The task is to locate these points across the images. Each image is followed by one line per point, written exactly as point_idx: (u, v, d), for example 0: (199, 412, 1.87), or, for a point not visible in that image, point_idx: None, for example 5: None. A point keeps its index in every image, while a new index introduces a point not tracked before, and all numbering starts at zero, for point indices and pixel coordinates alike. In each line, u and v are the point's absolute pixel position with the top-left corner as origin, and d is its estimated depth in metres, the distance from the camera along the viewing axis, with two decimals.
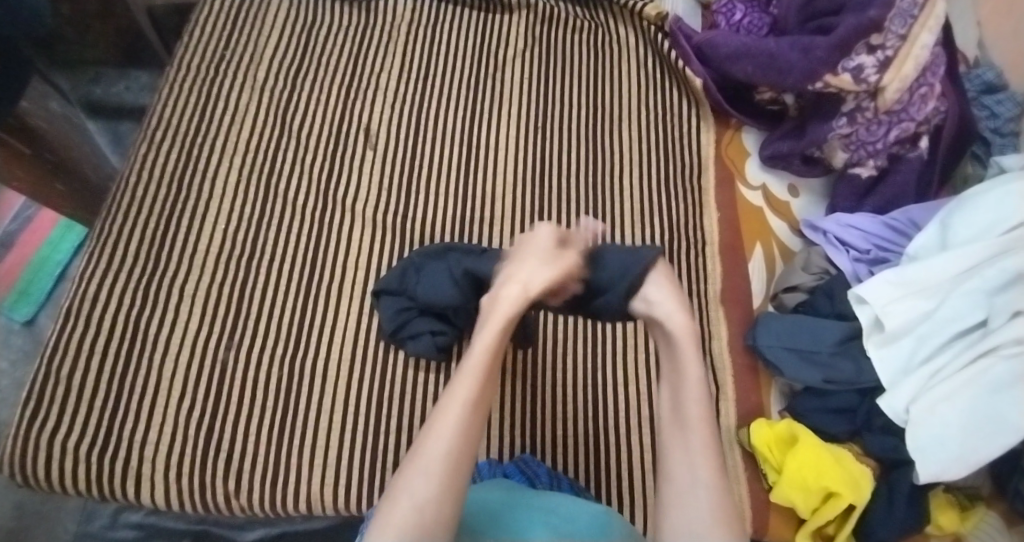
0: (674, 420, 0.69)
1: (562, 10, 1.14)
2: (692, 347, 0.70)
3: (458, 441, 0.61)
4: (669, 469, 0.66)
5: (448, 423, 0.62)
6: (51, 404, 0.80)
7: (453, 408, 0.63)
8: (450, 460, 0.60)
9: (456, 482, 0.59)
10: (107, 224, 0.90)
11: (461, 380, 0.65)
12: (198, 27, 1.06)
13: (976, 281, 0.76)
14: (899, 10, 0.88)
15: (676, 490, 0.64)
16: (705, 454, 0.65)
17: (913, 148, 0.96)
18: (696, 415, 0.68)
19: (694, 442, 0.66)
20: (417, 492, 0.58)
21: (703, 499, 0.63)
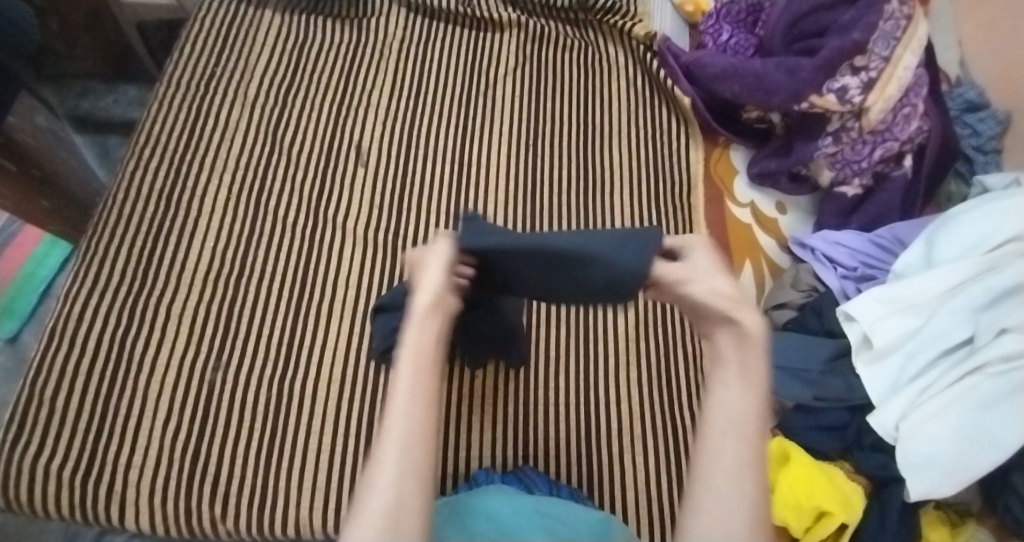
0: (729, 418, 0.55)
1: (552, 29, 1.14)
2: (757, 349, 0.57)
3: (412, 437, 0.54)
4: (706, 473, 0.54)
5: (397, 412, 0.55)
6: (34, 425, 0.78)
7: (401, 396, 0.56)
8: (409, 458, 0.53)
9: (424, 480, 0.53)
10: (93, 241, 0.88)
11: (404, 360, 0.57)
12: (188, 43, 1.05)
13: (963, 299, 0.78)
14: (882, 32, 0.90)
15: (706, 500, 0.53)
16: (755, 467, 0.53)
17: (897, 166, 0.97)
18: (750, 421, 0.55)
19: (746, 454, 0.53)
20: (382, 494, 0.51)
21: (743, 519, 0.51)
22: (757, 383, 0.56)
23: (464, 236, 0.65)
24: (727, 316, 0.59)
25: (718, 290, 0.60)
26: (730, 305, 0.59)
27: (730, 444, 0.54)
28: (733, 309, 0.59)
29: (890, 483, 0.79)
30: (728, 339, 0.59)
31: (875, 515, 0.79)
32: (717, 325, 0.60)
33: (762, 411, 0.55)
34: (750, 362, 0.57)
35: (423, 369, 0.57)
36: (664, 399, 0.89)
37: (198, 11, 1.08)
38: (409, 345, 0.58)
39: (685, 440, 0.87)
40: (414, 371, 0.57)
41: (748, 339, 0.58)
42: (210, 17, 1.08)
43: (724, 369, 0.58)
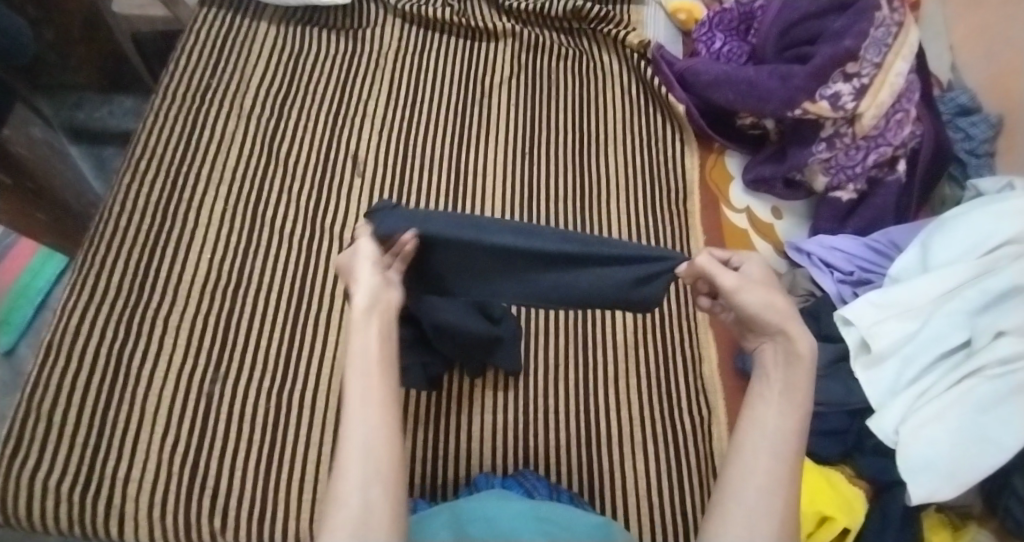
0: (765, 432, 0.54)
1: (546, 38, 1.15)
2: (804, 371, 0.57)
3: (378, 434, 0.52)
4: (739, 484, 0.53)
5: (354, 409, 0.53)
6: (31, 439, 0.78)
7: (359, 392, 0.54)
8: (373, 454, 0.51)
9: (394, 477, 0.51)
10: (90, 254, 0.88)
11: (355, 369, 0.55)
12: (183, 54, 1.05)
13: (958, 303, 0.78)
14: (874, 39, 0.91)
15: (734, 510, 0.52)
16: (788, 485, 0.53)
17: (891, 171, 0.98)
18: (788, 442, 0.54)
19: (780, 471, 0.53)
20: (352, 492, 0.49)
21: (771, 531, 0.50)
22: (799, 405, 0.56)
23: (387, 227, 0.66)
24: (784, 332, 0.58)
25: (771, 301, 0.59)
26: (785, 319, 0.58)
27: (766, 462, 0.53)
28: (789, 325, 0.58)
29: (891, 487, 0.79)
30: (777, 354, 0.59)
31: (877, 519, 0.79)
32: (769, 337, 0.60)
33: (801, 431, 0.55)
34: (793, 378, 0.57)
35: (373, 362, 0.55)
36: (664, 405, 0.89)
37: (193, 23, 1.08)
38: (357, 342, 0.56)
39: (686, 446, 0.87)
40: (368, 366, 0.55)
41: (797, 358, 0.58)
42: (205, 29, 1.08)
43: (767, 384, 0.58)
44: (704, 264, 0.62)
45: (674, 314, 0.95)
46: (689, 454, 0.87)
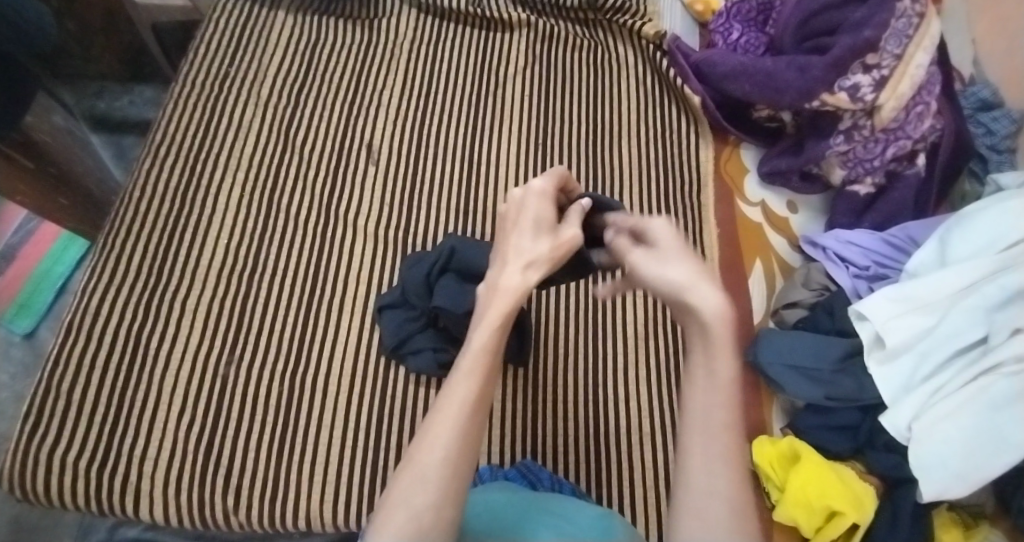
0: (695, 418, 0.47)
1: (561, 28, 1.15)
2: (723, 338, 0.47)
3: (458, 446, 0.48)
4: (682, 479, 0.47)
5: (450, 413, 0.48)
6: (51, 418, 0.79)
7: (457, 395, 0.49)
8: (447, 468, 0.47)
9: (458, 490, 0.47)
10: (110, 238, 0.90)
11: (457, 376, 0.50)
12: (203, 44, 1.06)
13: (975, 299, 0.77)
14: (893, 30, 0.89)
15: (680, 515, 0.46)
16: (728, 464, 0.46)
17: (910, 165, 0.96)
18: (720, 415, 0.47)
19: (716, 451, 0.46)
20: (413, 501, 0.46)
21: (721, 525, 0.45)
22: (724, 376, 0.47)
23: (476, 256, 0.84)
24: (688, 307, 0.49)
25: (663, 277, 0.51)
26: (687, 293, 0.49)
27: (699, 450, 0.46)
28: (689, 294, 0.49)
29: (903, 484, 0.79)
30: (691, 330, 0.49)
31: (886, 516, 0.79)
32: (680, 311, 0.50)
33: (736, 401, 0.47)
34: (715, 346, 0.48)
35: (481, 361, 0.50)
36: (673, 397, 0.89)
37: (213, 12, 1.10)
38: (482, 334, 0.51)
39: None
40: (472, 366, 0.50)
41: (710, 326, 0.48)
42: (224, 19, 1.09)
43: (690, 355, 0.49)
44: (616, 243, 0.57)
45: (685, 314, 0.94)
46: None
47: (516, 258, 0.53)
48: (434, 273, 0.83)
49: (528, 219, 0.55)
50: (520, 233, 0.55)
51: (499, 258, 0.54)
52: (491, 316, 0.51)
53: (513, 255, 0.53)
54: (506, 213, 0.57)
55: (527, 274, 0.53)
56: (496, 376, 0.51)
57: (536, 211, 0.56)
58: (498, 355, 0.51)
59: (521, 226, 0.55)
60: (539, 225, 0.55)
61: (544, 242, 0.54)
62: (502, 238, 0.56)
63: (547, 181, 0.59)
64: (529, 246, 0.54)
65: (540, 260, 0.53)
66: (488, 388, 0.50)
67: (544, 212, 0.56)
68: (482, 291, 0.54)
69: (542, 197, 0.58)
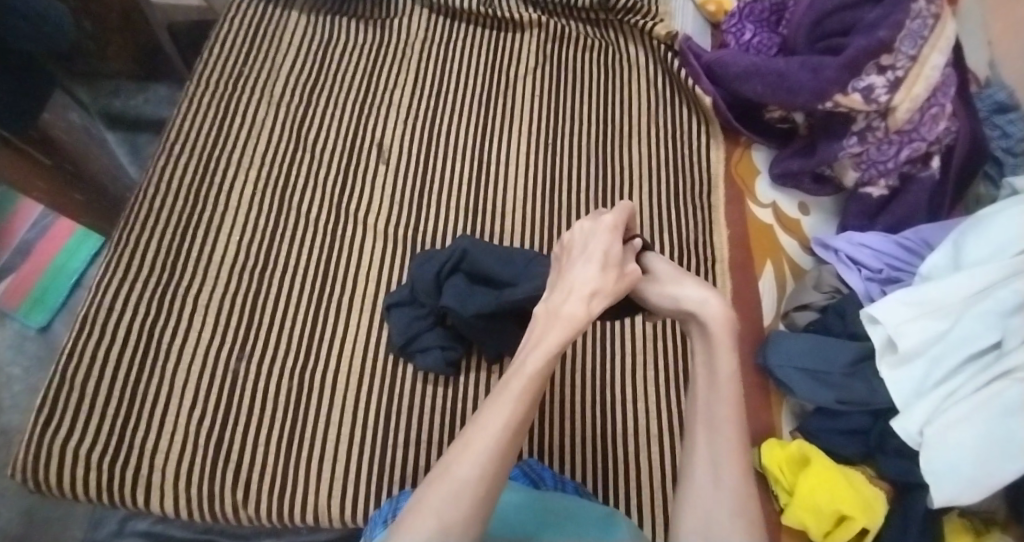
0: (701, 416, 0.59)
1: (573, 29, 1.15)
2: (724, 343, 0.60)
3: (495, 466, 0.50)
4: (692, 466, 0.58)
5: (492, 430, 0.50)
6: (64, 410, 0.80)
7: (500, 415, 0.51)
8: (482, 485, 0.49)
9: (485, 509, 0.49)
10: (125, 234, 0.91)
11: (504, 397, 0.52)
12: (217, 43, 1.07)
13: (989, 303, 0.76)
14: (909, 31, 0.88)
15: (693, 497, 0.57)
16: (730, 453, 0.57)
17: (925, 167, 0.95)
18: (723, 412, 0.58)
19: (720, 441, 0.57)
20: (444, 512, 0.48)
21: (724, 502, 0.56)
22: (724, 381, 0.59)
23: (479, 259, 0.83)
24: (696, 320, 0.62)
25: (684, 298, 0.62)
26: (693, 311, 0.62)
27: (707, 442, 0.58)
28: (696, 311, 0.61)
29: (914, 489, 0.78)
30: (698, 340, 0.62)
31: (897, 520, 0.78)
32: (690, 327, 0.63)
33: (736, 401, 0.59)
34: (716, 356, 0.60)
35: (529, 387, 0.53)
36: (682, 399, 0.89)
37: (228, 11, 1.11)
38: (535, 360, 0.53)
39: None
40: (520, 391, 0.52)
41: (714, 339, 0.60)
42: (239, 18, 1.10)
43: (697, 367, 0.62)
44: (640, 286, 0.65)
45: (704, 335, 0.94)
46: None
47: (580, 288, 0.57)
48: (444, 273, 0.83)
49: (598, 252, 0.59)
50: (583, 264, 0.58)
51: (563, 286, 0.58)
52: (548, 341, 0.54)
53: (577, 285, 0.57)
54: (571, 243, 0.61)
55: (590, 305, 0.57)
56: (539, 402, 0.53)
57: (605, 246, 0.59)
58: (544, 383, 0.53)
59: (589, 258, 0.59)
60: (608, 261, 0.59)
61: (608, 277, 0.58)
62: (567, 266, 0.60)
63: (621, 217, 0.61)
64: (595, 278, 0.57)
65: (602, 294, 0.57)
66: (530, 412, 0.53)
67: (614, 249, 0.60)
68: (539, 311, 0.57)
69: (610, 233, 0.61)
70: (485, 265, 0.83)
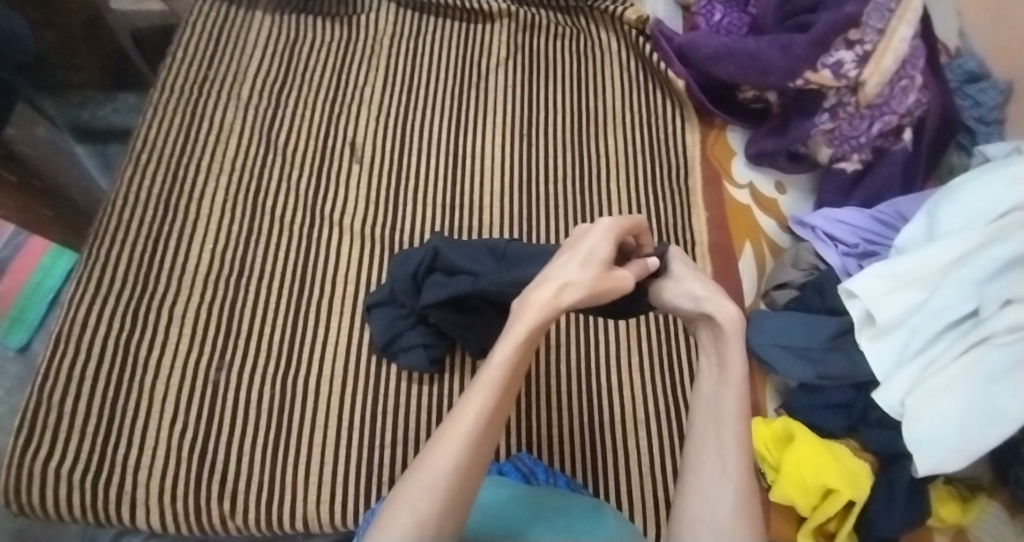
0: (710, 411, 0.59)
1: (543, 17, 1.14)
2: (735, 340, 0.59)
3: (468, 458, 0.50)
4: (698, 461, 0.57)
5: (463, 423, 0.51)
6: (44, 430, 0.79)
7: (472, 406, 0.51)
8: (457, 475, 0.49)
9: (462, 502, 0.49)
10: (96, 248, 0.90)
11: (475, 390, 0.52)
12: (181, 48, 1.06)
13: (966, 270, 0.76)
14: (876, 4, 0.89)
15: (696, 488, 0.56)
16: (739, 449, 0.56)
17: (897, 140, 0.96)
18: (731, 407, 0.58)
19: (728, 436, 0.57)
20: (418, 506, 0.48)
21: (727, 499, 0.55)
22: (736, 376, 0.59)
23: (450, 254, 0.81)
24: (706, 315, 0.61)
25: (698, 299, 0.61)
26: (706, 306, 0.60)
27: (714, 435, 0.57)
28: (707, 305, 0.60)
29: (897, 460, 0.79)
30: (708, 338, 0.61)
31: (883, 492, 0.79)
32: (698, 323, 0.62)
33: (746, 397, 0.58)
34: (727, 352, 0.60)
35: (501, 380, 0.53)
36: (666, 386, 0.90)
37: (190, 15, 1.09)
38: (505, 352, 0.53)
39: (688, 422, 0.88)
40: (490, 384, 0.52)
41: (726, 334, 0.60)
42: (202, 22, 1.09)
43: (707, 364, 0.61)
44: (655, 288, 0.63)
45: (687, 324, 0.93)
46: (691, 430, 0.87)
47: (553, 279, 0.56)
48: (421, 272, 0.83)
49: (583, 249, 0.57)
50: (565, 260, 0.57)
51: (543, 278, 0.57)
52: (518, 331, 0.54)
53: (552, 276, 0.56)
54: (569, 242, 0.60)
55: (560, 296, 0.55)
56: (512, 391, 0.54)
57: (593, 243, 0.58)
58: (516, 374, 0.54)
59: (573, 254, 0.57)
60: (594, 259, 0.57)
61: (587, 273, 0.56)
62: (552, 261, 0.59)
63: (622, 221, 0.59)
64: (569, 272, 0.56)
65: (574, 287, 0.55)
66: (504, 405, 0.53)
67: (602, 247, 0.57)
68: (515, 303, 0.56)
69: (607, 234, 0.58)
70: (464, 256, 0.81)
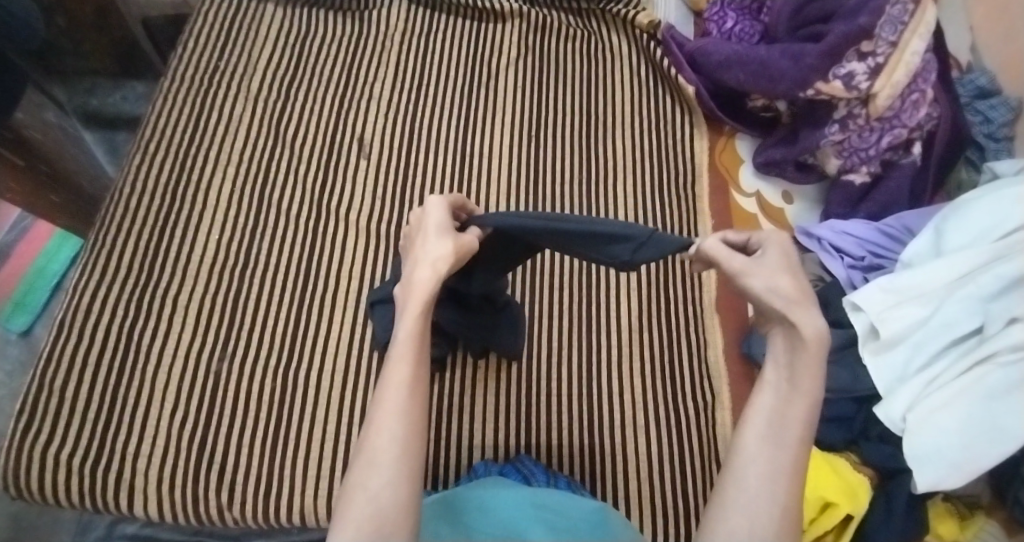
0: (767, 425, 0.53)
1: (554, 19, 1.14)
2: (813, 358, 0.54)
3: (405, 428, 0.50)
4: (743, 473, 0.52)
5: (391, 397, 0.52)
6: (45, 415, 0.80)
7: (393, 380, 0.52)
8: (400, 448, 0.50)
9: (415, 471, 0.50)
10: (101, 235, 0.90)
11: (391, 365, 0.53)
12: (192, 38, 1.06)
13: (972, 288, 0.76)
14: (889, 17, 0.88)
15: (736, 500, 0.52)
16: (792, 475, 0.52)
17: (906, 154, 0.95)
18: (793, 429, 0.53)
19: (785, 459, 0.52)
20: (369, 486, 0.48)
21: (769, 521, 0.50)
22: (806, 394, 0.54)
23: None
24: (790, 321, 0.55)
25: (775, 288, 0.57)
26: (789, 307, 0.55)
27: (767, 451, 0.52)
28: (795, 310, 0.55)
29: (898, 474, 0.79)
30: (784, 338, 0.56)
31: (881, 506, 0.79)
32: (776, 324, 0.57)
33: (809, 418, 0.53)
34: (799, 366, 0.55)
35: (412, 347, 0.54)
36: (666, 392, 0.89)
37: (201, 6, 1.09)
38: (407, 323, 0.55)
39: (688, 428, 0.87)
40: (404, 352, 0.53)
41: (802, 343, 0.55)
42: (213, 12, 1.09)
43: (774, 370, 0.56)
44: (713, 250, 0.61)
45: (689, 330, 0.93)
46: (690, 436, 0.87)
47: (424, 259, 0.58)
48: None
49: (430, 226, 0.61)
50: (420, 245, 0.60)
51: (412, 264, 0.59)
52: (412, 307, 0.55)
53: (422, 255, 0.58)
54: (411, 230, 0.64)
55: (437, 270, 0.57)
56: (427, 358, 0.54)
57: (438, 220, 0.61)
58: (424, 338, 0.55)
59: (425, 232, 0.60)
60: (442, 229, 0.60)
61: (445, 241, 0.59)
62: (411, 251, 0.61)
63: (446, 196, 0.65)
64: (432, 250, 0.58)
65: (443, 258, 0.58)
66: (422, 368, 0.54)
67: (443, 218, 0.62)
68: (399, 293, 0.58)
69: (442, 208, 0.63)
70: None
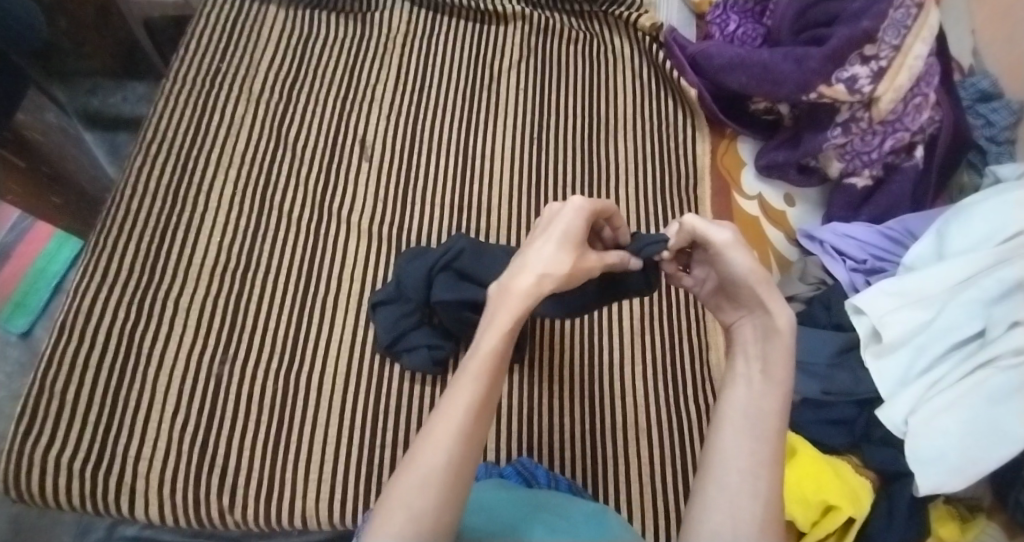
0: (743, 420, 0.53)
1: (557, 21, 1.14)
2: (784, 344, 0.55)
3: (462, 451, 0.49)
4: (721, 471, 0.51)
5: (454, 416, 0.50)
6: (45, 418, 0.79)
7: (462, 396, 0.50)
8: (452, 470, 0.48)
9: (458, 496, 0.48)
10: (102, 237, 0.89)
11: (461, 379, 0.51)
12: (194, 39, 1.06)
13: (974, 291, 0.77)
14: (892, 21, 0.88)
15: (717, 499, 0.50)
16: (772, 466, 0.51)
17: (908, 157, 0.96)
18: (769, 420, 0.53)
19: (764, 451, 0.51)
20: (413, 503, 0.47)
21: (754, 518, 0.49)
22: (780, 384, 0.54)
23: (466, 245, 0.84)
24: (762, 305, 0.56)
25: (753, 271, 0.57)
26: (761, 290, 0.56)
27: (746, 445, 0.51)
28: (768, 299, 0.56)
29: (899, 477, 0.78)
30: (755, 326, 0.57)
31: (882, 509, 0.79)
32: (749, 312, 0.58)
33: (782, 410, 0.53)
34: (772, 358, 0.55)
35: (488, 365, 0.52)
36: (669, 395, 0.89)
37: (204, 7, 1.09)
38: (490, 337, 0.52)
39: (690, 431, 0.87)
40: (479, 370, 0.51)
41: (775, 331, 0.56)
42: (215, 13, 1.08)
43: (746, 363, 0.56)
44: (693, 222, 0.60)
45: (691, 333, 0.93)
46: (692, 440, 0.86)
47: (533, 266, 0.55)
48: (435, 270, 0.82)
49: (558, 230, 0.57)
50: (533, 248, 0.57)
51: (519, 263, 0.56)
52: (501, 318, 0.53)
53: (533, 261, 0.55)
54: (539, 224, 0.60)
55: (540, 284, 0.55)
56: (501, 378, 0.53)
57: (566, 224, 0.57)
58: (504, 356, 0.53)
59: (548, 234, 0.57)
60: (567, 240, 0.57)
61: (564, 256, 0.56)
62: (528, 243, 0.58)
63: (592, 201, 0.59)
64: (547, 256, 0.56)
65: (553, 274, 0.55)
66: (493, 390, 0.52)
67: (575, 226, 0.58)
68: (494, 291, 0.56)
69: (577, 213, 0.58)
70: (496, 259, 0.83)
